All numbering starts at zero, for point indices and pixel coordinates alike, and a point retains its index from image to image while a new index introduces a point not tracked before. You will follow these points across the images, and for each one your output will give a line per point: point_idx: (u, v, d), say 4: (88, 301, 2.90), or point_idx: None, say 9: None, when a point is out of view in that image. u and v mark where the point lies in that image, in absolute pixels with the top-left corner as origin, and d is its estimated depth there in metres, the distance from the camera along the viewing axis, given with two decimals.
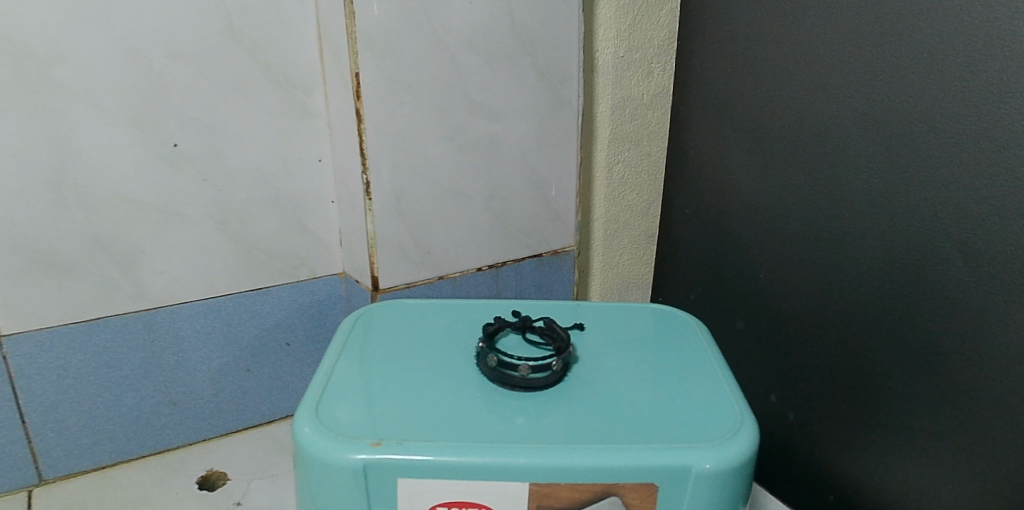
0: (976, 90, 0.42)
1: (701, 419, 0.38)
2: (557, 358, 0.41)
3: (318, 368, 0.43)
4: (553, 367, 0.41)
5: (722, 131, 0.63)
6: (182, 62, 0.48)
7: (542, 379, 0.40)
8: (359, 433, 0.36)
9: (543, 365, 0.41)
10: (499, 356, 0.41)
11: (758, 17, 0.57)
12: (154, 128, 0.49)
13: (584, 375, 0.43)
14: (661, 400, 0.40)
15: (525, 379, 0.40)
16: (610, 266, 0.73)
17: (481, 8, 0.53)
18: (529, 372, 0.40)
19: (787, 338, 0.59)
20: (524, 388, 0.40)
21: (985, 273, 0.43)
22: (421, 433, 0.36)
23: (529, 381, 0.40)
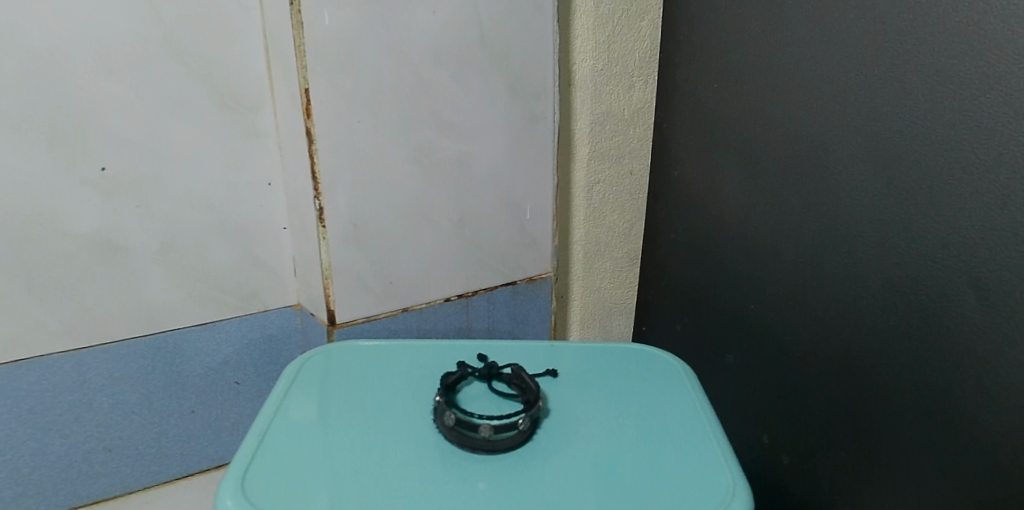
0: (986, 115, 0.38)
1: (670, 475, 0.35)
2: (525, 415, 0.37)
3: (260, 415, 0.40)
4: (521, 426, 0.37)
5: (708, 150, 0.59)
6: (111, 77, 0.43)
7: (507, 440, 0.36)
8: (290, 491, 0.33)
9: (509, 424, 0.36)
10: (459, 412, 0.37)
11: (748, 30, 0.53)
12: (80, 151, 0.44)
13: (557, 429, 0.39)
14: (632, 453, 0.37)
15: (485, 439, 0.36)
16: (592, 291, 0.69)
17: (447, 18, 0.49)
18: (492, 433, 0.36)
19: (779, 375, 0.54)
20: (486, 450, 0.36)
21: (1000, 315, 0.39)
22: (364, 492, 0.33)
23: (491, 444, 0.36)
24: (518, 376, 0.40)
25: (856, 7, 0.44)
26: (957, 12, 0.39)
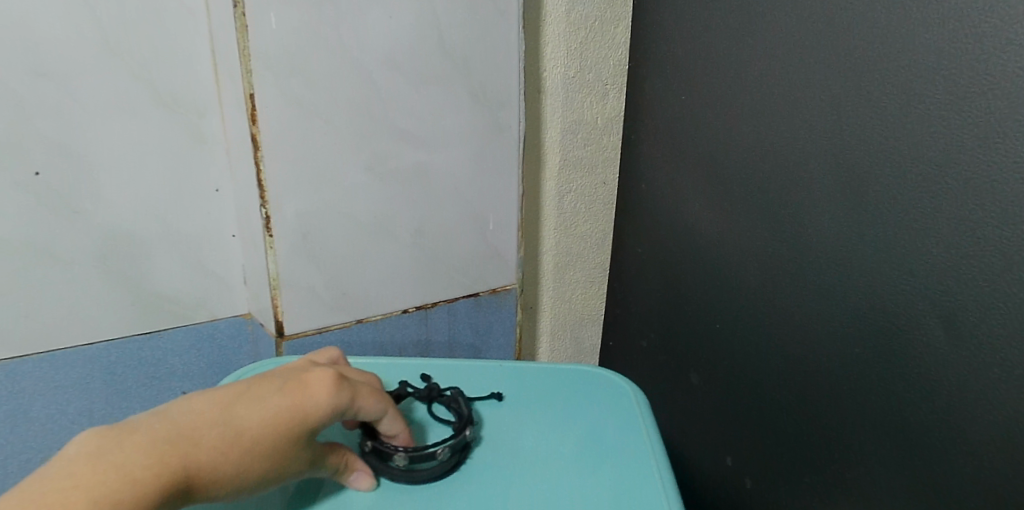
0: (956, 136, 0.36)
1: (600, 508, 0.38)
2: (444, 447, 0.40)
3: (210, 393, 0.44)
4: (438, 457, 0.40)
5: (678, 162, 0.58)
6: (44, 78, 0.42)
7: (423, 470, 0.39)
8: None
9: (426, 455, 0.40)
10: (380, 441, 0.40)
11: (718, 39, 0.52)
12: (11, 155, 0.42)
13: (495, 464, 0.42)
14: (547, 476, 0.41)
15: (404, 468, 0.39)
16: (562, 301, 0.67)
17: (404, 23, 0.48)
18: (408, 463, 0.39)
19: (743, 395, 0.53)
20: (404, 478, 0.40)
21: (966, 346, 0.37)
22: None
23: (407, 473, 0.39)
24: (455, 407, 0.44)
25: (826, 19, 0.42)
26: (929, 28, 0.37)
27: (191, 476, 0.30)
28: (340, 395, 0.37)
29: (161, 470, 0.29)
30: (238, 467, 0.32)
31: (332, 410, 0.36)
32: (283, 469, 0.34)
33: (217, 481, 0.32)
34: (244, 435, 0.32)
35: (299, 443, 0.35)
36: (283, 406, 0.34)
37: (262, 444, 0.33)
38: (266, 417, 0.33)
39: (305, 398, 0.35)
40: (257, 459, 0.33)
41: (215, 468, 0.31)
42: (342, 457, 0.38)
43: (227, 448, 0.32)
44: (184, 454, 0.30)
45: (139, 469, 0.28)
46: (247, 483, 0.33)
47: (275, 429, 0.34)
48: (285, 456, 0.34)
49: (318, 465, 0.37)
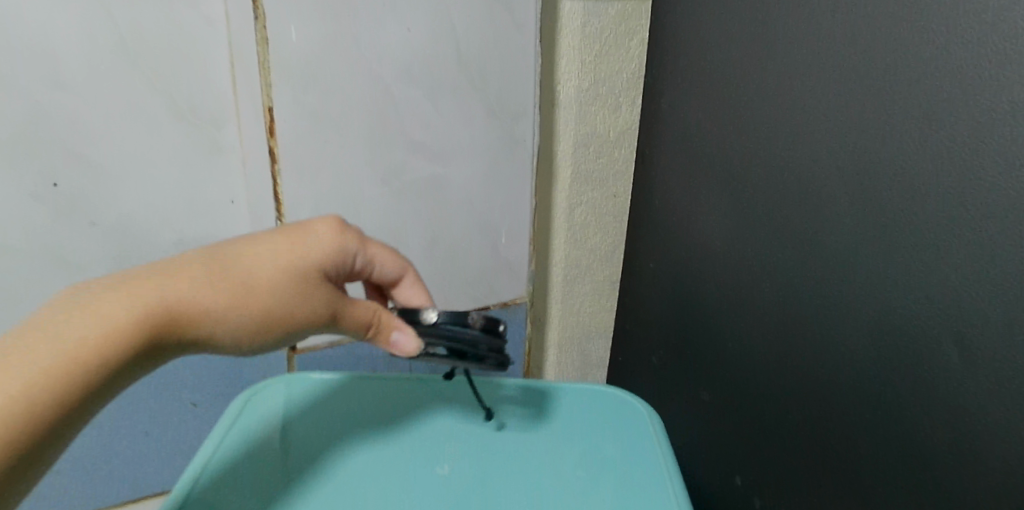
0: (979, 163, 0.35)
1: None
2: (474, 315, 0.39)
3: (224, 414, 0.46)
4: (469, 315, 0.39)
5: (691, 179, 0.58)
6: (64, 91, 0.42)
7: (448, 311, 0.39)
8: (242, 482, 0.40)
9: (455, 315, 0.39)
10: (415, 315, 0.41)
11: (735, 59, 0.52)
12: (32, 165, 0.42)
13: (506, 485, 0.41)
14: (560, 496, 0.40)
15: (432, 322, 0.39)
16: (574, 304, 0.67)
17: (424, 37, 0.48)
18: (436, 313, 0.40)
19: (752, 414, 0.53)
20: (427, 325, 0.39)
21: (980, 369, 0.36)
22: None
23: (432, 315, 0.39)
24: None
25: (844, 42, 0.43)
26: (950, 53, 0.37)
27: (189, 300, 0.34)
28: (339, 238, 0.39)
29: (155, 294, 0.33)
30: (242, 298, 0.35)
31: (331, 250, 0.39)
32: (296, 306, 0.37)
33: (221, 313, 0.34)
34: (241, 271, 0.35)
35: (306, 278, 0.37)
36: (281, 250, 0.37)
37: (261, 278, 0.36)
38: (263, 257, 0.36)
39: (302, 239, 0.38)
40: (258, 291, 0.35)
41: (213, 296, 0.34)
42: (374, 310, 0.39)
43: (224, 279, 0.35)
44: (181, 280, 0.34)
45: (135, 289, 0.32)
46: (261, 318, 0.36)
47: (271, 264, 0.36)
48: (292, 293, 0.36)
49: (343, 310, 0.38)
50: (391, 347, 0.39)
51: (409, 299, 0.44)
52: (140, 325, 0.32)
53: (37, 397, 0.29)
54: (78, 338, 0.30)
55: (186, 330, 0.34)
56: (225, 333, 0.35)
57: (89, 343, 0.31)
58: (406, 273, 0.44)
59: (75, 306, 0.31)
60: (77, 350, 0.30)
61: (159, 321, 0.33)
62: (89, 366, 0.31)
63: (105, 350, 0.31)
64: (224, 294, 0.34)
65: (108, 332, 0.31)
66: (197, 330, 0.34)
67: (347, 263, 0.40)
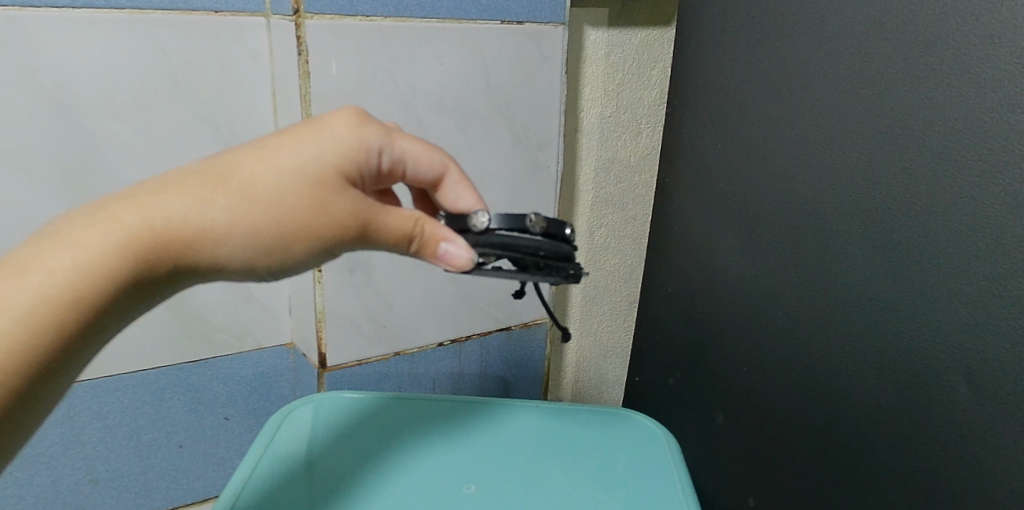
0: (992, 208, 0.36)
1: None
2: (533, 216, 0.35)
3: (259, 436, 0.48)
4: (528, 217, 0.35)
5: (706, 207, 0.59)
6: (118, 120, 0.46)
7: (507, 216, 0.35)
8: (280, 499, 0.42)
9: (510, 219, 0.35)
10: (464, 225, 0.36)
11: (749, 94, 0.52)
12: (86, 190, 0.47)
13: (527, 502, 0.43)
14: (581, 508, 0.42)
15: (482, 228, 0.35)
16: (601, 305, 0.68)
17: (455, 69, 0.50)
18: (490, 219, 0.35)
19: (764, 439, 0.54)
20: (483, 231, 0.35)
21: (988, 405, 0.37)
22: None
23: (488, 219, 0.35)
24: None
25: (853, 77, 0.43)
26: (961, 93, 0.37)
27: (183, 222, 0.30)
28: (359, 132, 0.35)
29: (147, 218, 0.30)
30: (250, 212, 0.31)
31: (351, 150, 0.34)
32: (315, 217, 0.33)
33: (223, 232, 0.31)
34: (241, 180, 0.31)
35: (322, 183, 0.33)
36: (290, 150, 0.32)
37: (266, 188, 0.32)
38: (266, 163, 0.32)
39: (314, 138, 0.33)
40: (262, 204, 0.31)
41: (210, 213, 0.31)
42: (415, 219, 0.35)
43: (220, 192, 0.31)
44: (172, 199, 0.30)
45: (118, 213, 0.30)
46: (277, 230, 0.32)
47: (277, 168, 0.32)
48: (307, 204, 0.32)
49: (373, 218, 0.34)
50: (439, 260, 0.35)
51: (460, 197, 0.40)
52: (126, 254, 0.29)
53: (23, 347, 0.27)
54: (57, 276, 0.28)
55: (185, 254, 0.31)
56: (231, 254, 0.32)
57: (70, 279, 0.28)
58: (445, 168, 0.40)
59: (51, 237, 0.29)
60: (53, 289, 0.28)
61: (149, 248, 0.30)
62: (76, 304, 0.29)
63: (88, 286, 0.29)
64: (227, 207, 0.31)
65: (93, 267, 0.29)
66: (198, 253, 0.31)
67: (372, 159, 0.36)
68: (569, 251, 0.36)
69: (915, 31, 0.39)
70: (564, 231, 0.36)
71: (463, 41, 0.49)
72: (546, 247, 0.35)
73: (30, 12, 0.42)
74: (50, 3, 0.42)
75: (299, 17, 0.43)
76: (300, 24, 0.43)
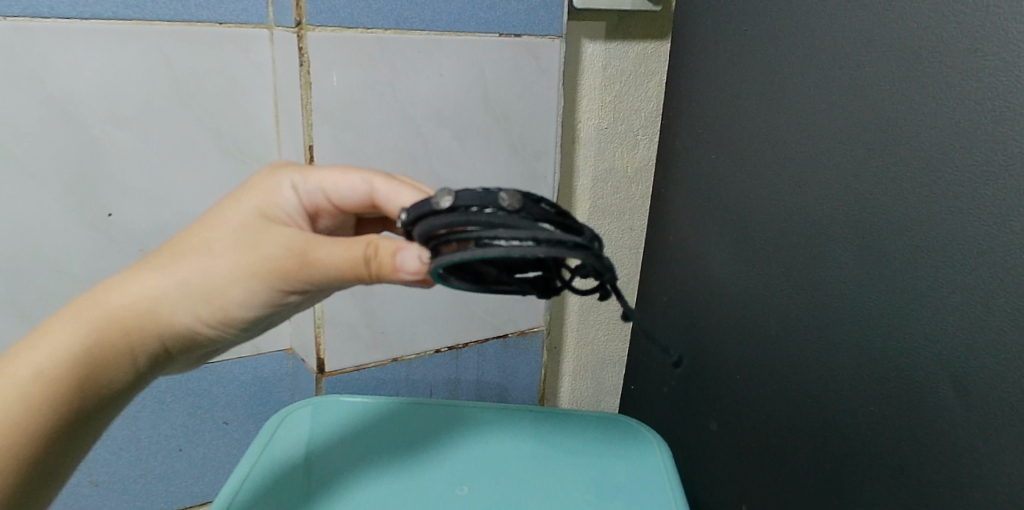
0: (976, 216, 0.37)
1: None
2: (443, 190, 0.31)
3: (255, 440, 0.48)
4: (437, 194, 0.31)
5: (700, 217, 0.60)
6: (123, 128, 0.47)
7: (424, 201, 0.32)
8: (276, 498, 0.43)
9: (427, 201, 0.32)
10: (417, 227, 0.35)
11: (743, 105, 0.53)
12: (90, 197, 0.48)
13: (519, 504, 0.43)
14: None
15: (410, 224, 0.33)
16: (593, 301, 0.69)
17: (453, 80, 0.51)
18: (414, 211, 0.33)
19: (757, 446, 0.55)
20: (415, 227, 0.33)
21: (975, 410, 0.38)
22: None
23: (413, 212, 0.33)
24: (571, 218, 0.31)
25: (843, 89, 0.44)
26: (946, 103, 0.38)
27: (134, 294, 0.35)
28: (274, 179, 0.39)
29: (104, 300, 0.35)
30: (188, 269, 0.36)
31: (266, 196, 0.38)
32: (248, 262, 0.36)
33: (170, 292, 0.36)
34: (179, 247, 0.37)
35: (248, 233, 0.37)
36: (216, 216, 0.38)
37: (200, 245, 0.36)
38: (200, 231, 0.37)
39: (238, 199, 0.38)
40: (197, 261, 0.36)
41: (155, 280, 0.36)
42: (363, 242, 0.35)
43: (162, 264, 0.36)
44: (125, 278, 0.36)
45: (81, 304, 0.35)
46: (217, 279, 0.36)
47: (206, 232, 0.37)
48: (237, 251, 0.36)
49: (308, 251, 0.36)
50: (399, 272, 0.34)
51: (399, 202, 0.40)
52: (89, 329, 0.35)
53: (18, 421, 0.33)
54: (39, 357, 0.34)
55: (145, 319, 0.36)
56: (184, 311, 0.36)
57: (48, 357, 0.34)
58: (375, 181, 0.40)
59: (31, 334, 0.35)
60: (32, 370, 0.33)
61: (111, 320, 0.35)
62: (57, 380, 0.34)
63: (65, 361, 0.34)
64: (168, 271, 0.36)
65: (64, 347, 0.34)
66: (155, 316, 0.36)
67: (295, 200, 0.39)
68: (495, 217, 0.29)
69: (902, 44, 0.40)
70: (487, 196, 0.29)
71: (462, 53, 0.50)
72: (456, 223, 0.30)
73: (39, 22, 0.43)
74: (59, 14, 0.44)
75: (301, 29, 0.44)
76: (303, 36, 0.45)
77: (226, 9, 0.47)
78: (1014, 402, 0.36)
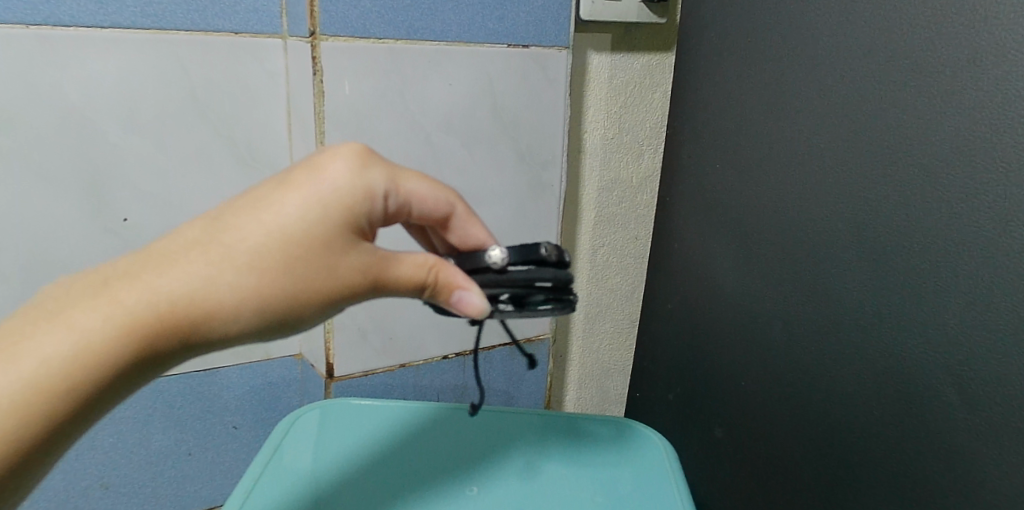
0: (976, 221, 0.37)
1: None
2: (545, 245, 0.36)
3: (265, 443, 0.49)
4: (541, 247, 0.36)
5: (705, 224, 0.60)
6: (140, 135, 0.48)
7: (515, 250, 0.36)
8: (288, 500, 0.43)
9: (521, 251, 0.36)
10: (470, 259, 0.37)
11: (747, 115, 0.54)
12: (106, 203, 0.48)
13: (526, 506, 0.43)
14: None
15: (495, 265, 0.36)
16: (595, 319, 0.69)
17: (462, 90, 0.52)
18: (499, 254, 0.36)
19: (763, 451, 0.55)
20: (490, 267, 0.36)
21: (979, 413, 0.38)
22: None
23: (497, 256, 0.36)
24: None
25: (846, 97, 0.45)
26: (945, 112, 0.39)
27: (185, 300, 0.30)
28: (362, 180, 0.34)
29: (144, 298, 0.30)
30: (255, 282, 0.32)
31: (354, 201, 0.34)
32: (326, 284, 0.33)
33: (227, 304, 0.31)
34: (245, 248, 0.31)
35: (329, 247, 0.33)
36: (290, 212, 0.32)
37: (272, 255, 0.32)
38: (270, 229, 0.32)
39: (316, 191, 0.33)
40: (267, 273, 0.32)
41: (214, 287, 0.31)
42: (428, 266, 0.36)
43: (224, 265, 0.31)
44: (172, 274, 0.30)
45: (115, 298, 0.29)
46: (286, 298, 0.32)
47: (280, 237, 0.32)
48: (315, 271, 0.32)
49: (382, 273, 0.35)
50: (453, 306, 0.35)
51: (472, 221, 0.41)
52: (127, 336, 0.30)
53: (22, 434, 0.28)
54: (56, 359, 0.28)
55: (190, 331, 0.31)
56: (234, 326, 0.32)
57: (69, 366, 0.29)
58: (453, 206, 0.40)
59: (44, 324, 0.29)
60: (48, 377, 0.28)
61: (150, 331, 0.30)
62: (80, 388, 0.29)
63: (88, 373, 0.29)
64: (231, 280, 0.31)
65: (91, 350, 0.29)
66: (203, 327, 0.31)
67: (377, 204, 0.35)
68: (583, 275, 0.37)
69: (902, 54, 0.41)
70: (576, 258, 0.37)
71: (471, 64, 0.52)
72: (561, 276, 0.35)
73: (61, 31, 0.44)
74: (80, 23, 0.45)
75: (315, 39, 0.46)
76: (316, 45, 0.46)
77: (242, 19, 0.49)
78: (1016, 404, 0.36)
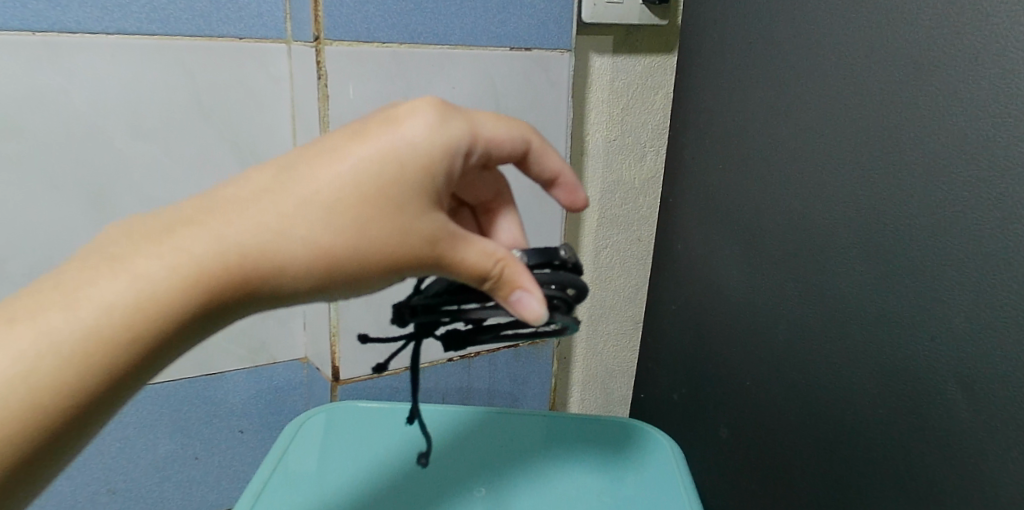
0: (979, 219, 0.38)
1: None
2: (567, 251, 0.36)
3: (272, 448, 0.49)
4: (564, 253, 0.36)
5: (708, 224, 0.60)
6: (146, 140, 0.48)
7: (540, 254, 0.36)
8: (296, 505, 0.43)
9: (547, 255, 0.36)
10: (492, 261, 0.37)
11: (749, 116, 0.54)
12: (111, 208, 0.49)
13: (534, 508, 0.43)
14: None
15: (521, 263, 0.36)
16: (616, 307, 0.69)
17: (465, 93, 0.52)
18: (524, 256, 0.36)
19: (768, 451, 0.55)
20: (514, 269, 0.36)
21: (983, 410, 0.38)
22: None
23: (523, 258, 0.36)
24: None
25: (848, 97, 0.45)
26: (947, 111, 0.39)
27: (252, 250, 0.30)
28: (443, 133, 0.33)
29: (212, 247, 0.29)
30: (323, 239, 0.31)
31: (433, 159, 0.32)
32: (395, 249, 0.32)
33: (294, 259, 0.30)
34: (315, 202, 0.31)
35: (399, 208, 0.31)
36: (363, 167, 0.31)
37: (341, 211, 0.31)
38: (341, 184, 0.31)
39: (390, 145, 0.32)
40: (335, 230, 0.31)
41: (281, 240, 0.30)
42: (497, 257, 0.33)
43: (294, 218, 0.30)
44: (241, 223, 0.30)
45: (184, 244, 0.29)
46: (352, 260, 0.31)
47: (351, 192, 0.31)
48: (385, 232, 0.31)
49: (452, 248, 0.33)
50: (509, 306, 0.33)
51: (544, 166, 0.39)
52: (189, 287, 0.29)
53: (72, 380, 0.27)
54: (116, 303, 0.28)
55: (251, 286, 0.30)
56: (297, 285, 0.31)
57: (131, 310, 0.28)
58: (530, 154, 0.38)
59: (107, 266, 0.28)
60: (111, 320, 0.28)
61: (212, 282, 0.29)
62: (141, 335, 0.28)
63: (146, 323, 0.28)
64: (302, 235, 0.30)
65: (153, 296, 0.28)
66: (265, 282, 0.31)
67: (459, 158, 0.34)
68: None
69: (903, 55, 0.41)
70: None
71: (474, 67, 0.52)
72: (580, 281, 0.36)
73: (66, 37, 0.45)
74: (86, 30, 0.45)
75: (319, 44, 0.46)
76: (321, 50, 0.46)
77: (246, 25, 0.49)
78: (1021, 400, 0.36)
